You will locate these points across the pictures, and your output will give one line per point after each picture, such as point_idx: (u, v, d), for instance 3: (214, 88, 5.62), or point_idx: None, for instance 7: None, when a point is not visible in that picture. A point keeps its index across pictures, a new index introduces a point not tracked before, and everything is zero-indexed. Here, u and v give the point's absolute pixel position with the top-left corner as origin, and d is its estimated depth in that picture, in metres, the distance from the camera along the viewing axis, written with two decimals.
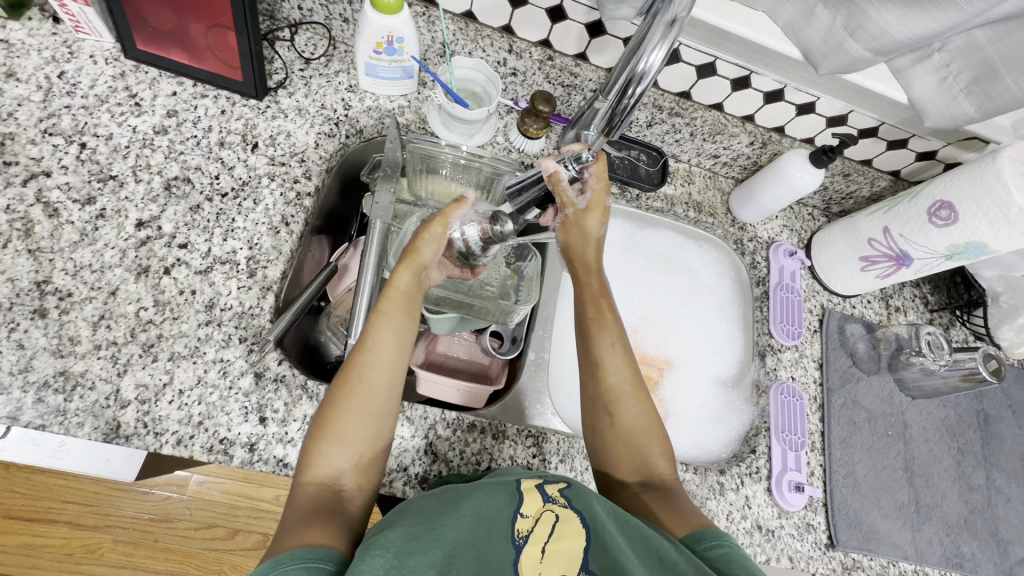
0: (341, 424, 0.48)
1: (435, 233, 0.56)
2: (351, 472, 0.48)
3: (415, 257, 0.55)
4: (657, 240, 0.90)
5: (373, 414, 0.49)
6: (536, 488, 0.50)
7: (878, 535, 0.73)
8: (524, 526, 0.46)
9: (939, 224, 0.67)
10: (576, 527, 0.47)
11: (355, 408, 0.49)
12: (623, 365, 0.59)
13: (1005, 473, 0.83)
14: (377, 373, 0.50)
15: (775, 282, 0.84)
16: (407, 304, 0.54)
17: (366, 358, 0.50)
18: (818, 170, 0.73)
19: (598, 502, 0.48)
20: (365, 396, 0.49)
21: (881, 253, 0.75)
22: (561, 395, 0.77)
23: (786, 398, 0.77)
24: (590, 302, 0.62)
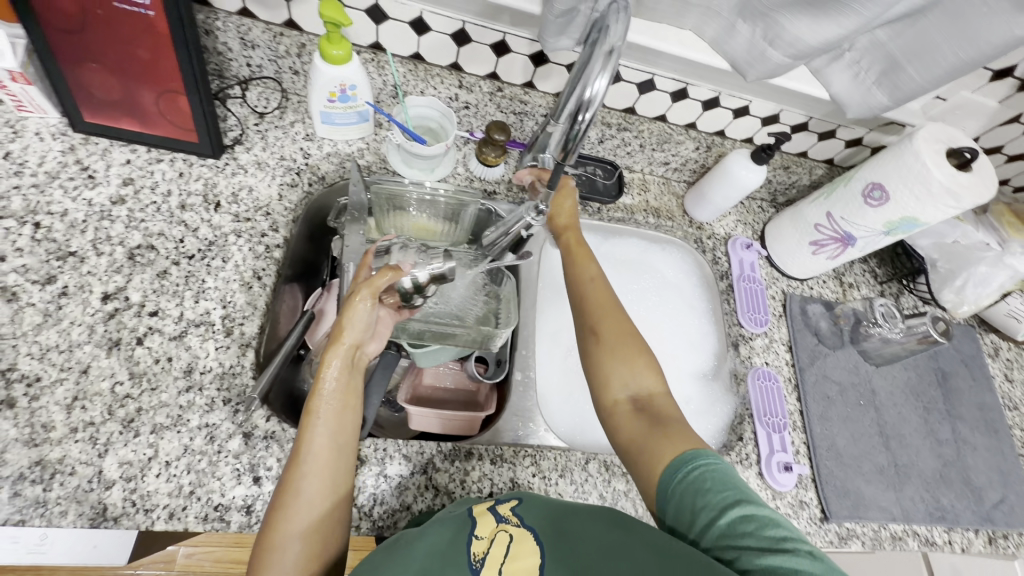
0: (280, 546, 0.47)
1: (359, 311, 0.54)
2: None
3: (342, 340, 0.54)
4: (623, 248, 0.93)
5: (317, 525, 0.49)
6: (489, 510, 0.53)
7: (865, 501, 0.77)
8: (479, 549, 0.48)
9: (874, 204, 0.73)
10: (530, 545, 0.49)
11: (300, 516, 0.48)
12: (601, 293, 0.65)
13: (968, 424, 0.89)
14: (320, 475, 0.50)
15: (737, 275, 0.88)
16: (345, 394, 0.54)
17: (303, 468, 0.49)
18: (760, 167, 0.79)
19: (549, 521, 0.51)
20: (306, 501, 0.49)
21: (828, 236, 0.81)
22: (549, 411, 0.78)
23: (764, 382, 0.80)
24: (574, 247, 0.70)
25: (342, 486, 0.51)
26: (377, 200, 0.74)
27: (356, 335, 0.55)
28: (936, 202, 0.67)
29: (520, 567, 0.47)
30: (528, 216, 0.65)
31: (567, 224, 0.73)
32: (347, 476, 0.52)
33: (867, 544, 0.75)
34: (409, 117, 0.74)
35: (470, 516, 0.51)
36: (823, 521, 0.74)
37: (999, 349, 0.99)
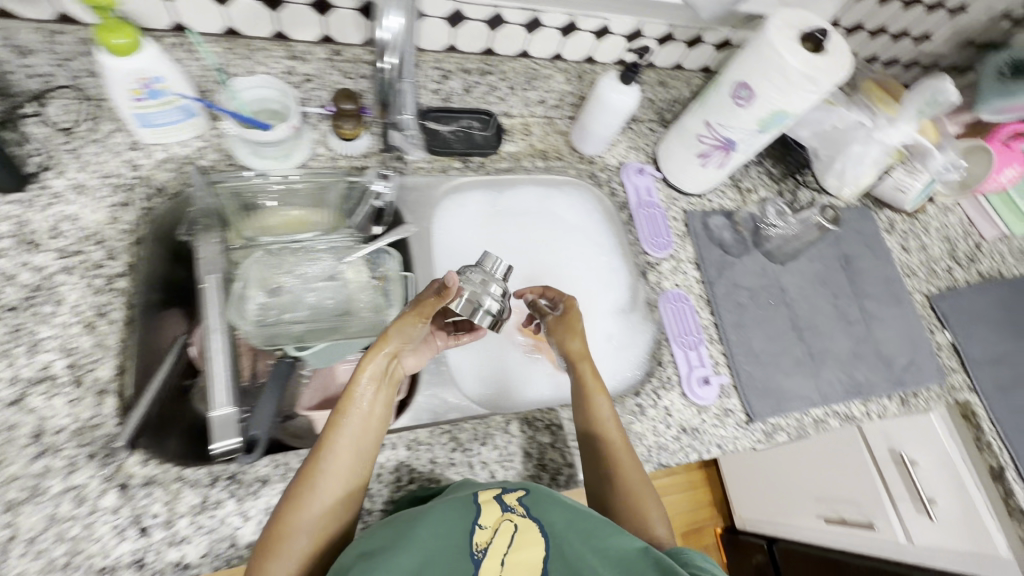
0: (286, 542, 0.49)
1: (406, 327, 0.59)
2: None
3: (384, 345, 0.58)
4: (519, 200, 0.89)
5: (321, 525, 0.51)
6: (494, 499, 0.54)
7: (786, 393, 0.80)
8: (483, 539, 0.50)
9: (742, 104, 0.71)
10: (535, 537, 0.51)
11: (309, 513, 0.51)
12: (618, 435, 0.63)
13: (875, 299, 0.93)
14: (337, 476, 0.53)
15: (635, 204, 0.87)
16: (372, 402, 0.56)
17: (322, 465, 0.52)
18: (631, 88, 0.76)
19: (554, 512, 0.53)
20: (319, 503, 0.51)
21: (710, 146, 0.80)
22: (471, 383, 0.76)
23: (674, 304, 0.81)
24: (590, 381, 0.66)
25: (354, 493, 0.54)
26: (229, 212, 0.68)
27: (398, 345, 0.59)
28: (798, 91, 0.66)
29: (523, 557, 0.49)
30: (375, 183, 0.70)
31: (581, 352, 0.69)
32: (360, 483, 0.54)
33: (793, 433, 0.78)
34: (244, 104, 0.66)
35: (474, 503, 0.52)
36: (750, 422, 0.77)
37: (894, 223, 1.04)
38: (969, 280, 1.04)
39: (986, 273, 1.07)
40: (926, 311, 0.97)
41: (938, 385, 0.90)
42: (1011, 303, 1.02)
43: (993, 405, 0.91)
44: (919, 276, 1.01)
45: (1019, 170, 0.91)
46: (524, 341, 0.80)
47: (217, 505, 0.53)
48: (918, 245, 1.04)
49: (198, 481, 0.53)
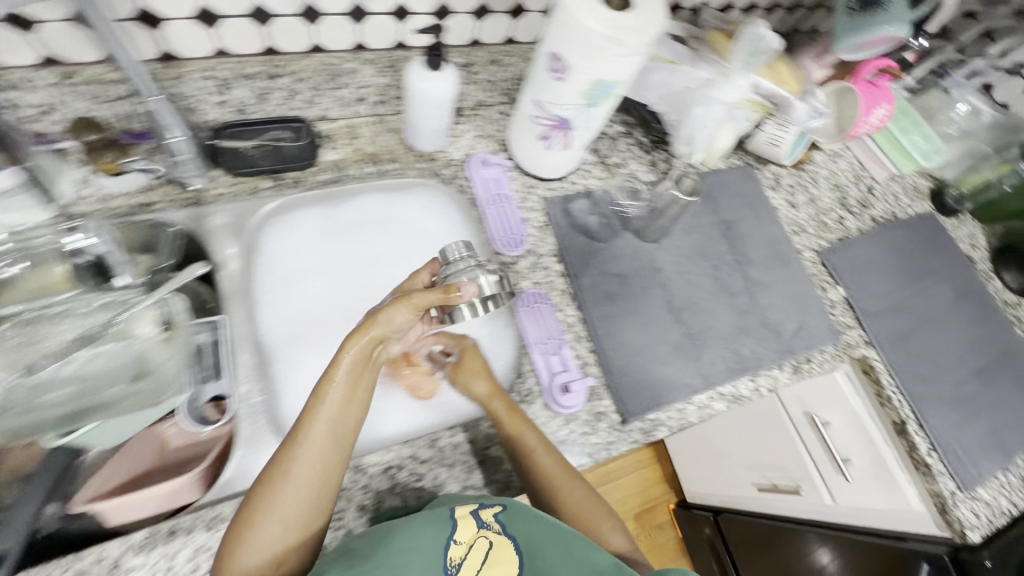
0: (255, 531, 0.49)
1: (392, 317, 0.55)
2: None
3: (371, 328, 0.54)
4: (362, 209, 0.79)
5: (292, 515, 0.50)
6: (472, 513, 0.56)
7: (663, 385, 0.74)
8: (457, 554, 0.54)
9: (560, 77, 0.63)
10: (506, 552, 0.56)
11: (272, 516, 0.49)
12: (553, 464, 0.62)
13: (761, 264, 0.87)
14: (312, 462, 0.51)
15: (484, 198, 0.79)
16: (346, 401, 0.53)
17: (297, 450, 0.51)
18: (444, 73, 0.67)
19: (527, 524, 0.57)
20: (293, 488, 0.50)
21: (547, 126, 0.71)
22: None
23: (532, 305, 0.74)
24: (507, 419, 0.64)
25: (319, 500, 0.51)
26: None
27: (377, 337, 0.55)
28: (607, 55, 0.58)
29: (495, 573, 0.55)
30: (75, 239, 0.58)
31: (489, 391, 0.67)
32: (329, 489, 0.52)
33: (675, 427, 0.73)
34: None
35: (452, 519, 0.55)
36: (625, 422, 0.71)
37: (779, 179, 0.98)
38: (862, 229, 1.00)
39: (880, 218, 1.03)
40: (818, 269, 0.92)
41: (832, 345, 0.86)
42: (906, 246, 0.99)
43: (890, 356, 0.88)
44: (809, 232, 0.96)
45: (891, 108, 0.85)
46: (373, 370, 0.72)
47: None
48: (806, 199, 0.99)
49: None
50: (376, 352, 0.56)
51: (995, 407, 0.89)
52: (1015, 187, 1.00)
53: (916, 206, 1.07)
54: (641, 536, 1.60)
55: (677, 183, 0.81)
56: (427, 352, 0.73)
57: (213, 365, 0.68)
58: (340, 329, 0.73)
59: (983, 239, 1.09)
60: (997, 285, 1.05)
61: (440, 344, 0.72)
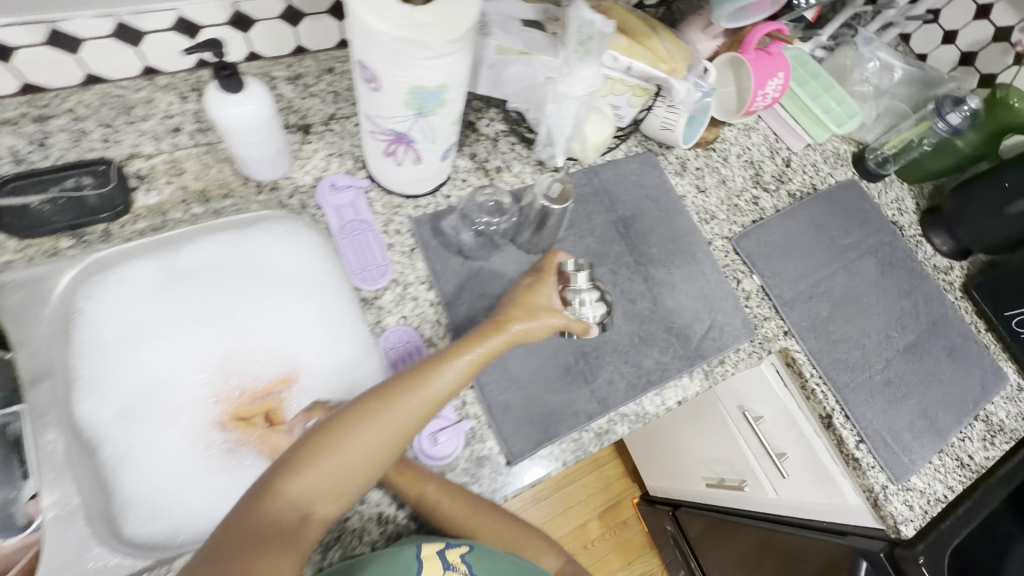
0: (343, 448, 0.48)
1: (536, 315, 0.61)
2: (284, 534, 0.45)
3: (506, 324, 0.60)
4: (205, 254, 0.68)
5: (372, 457, 0.49)
6: (438, 554, 0.55)
7: (554, 416, 0.66)
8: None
9: (375, 88, 0.54)
10: None
11: (341, 456, 0.48)
12: (457, 506, 0.58)
13: (663, 262, 0.80)
14: (410, 414, 0.52)
15: (337, 228, 0.70)
16: (466, 372, 0.55)
17: (412, 394, 0.52)
18: (249, 94, 0.58)
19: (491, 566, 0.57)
20: (382, 426, 0.50)
21: (387, 142, 0.62)
22: (159, 514, 0.60)
23: (396, 346, 0.66)
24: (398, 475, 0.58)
25: (381, 464, 0.50)
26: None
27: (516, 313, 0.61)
28: (410, 60, 0.48)
29: None
30: None
31: None
32: (392, 456, 0.51)
33: (570, 460, 0.66)
34: None
35: (418, 559, 0.54)
36: (507, 468, 0.64)
37: (685, 163, 0.90)
38: (778, 207, 0.93)
39: (798, 192, 0.96)
40: (729, 258, 0.85)
41: (749, 341, 0.80)
42: (825, 222, 0.93)
43: (811, 346, 0.83)
44: (719, 218, 0.88)
45: (786, 78, 0.78)
46: (228, 436, 0.66)
47: None
48: (716, 181, 0.92)
49: None
50: (502, 334, 0.59)
51: (923, 385, 0.84)
52: (936, 144, 0.94)
53: (837, 173, 1.00)
54: (607, 535, 1.56)
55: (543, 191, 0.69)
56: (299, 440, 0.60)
57: (25, 462, 0.59)
58: (188, 395, 0.66)
59: (910, 202, 1.02)
60: (927, 251, 0.98)
61: (314, 418, 0.60)
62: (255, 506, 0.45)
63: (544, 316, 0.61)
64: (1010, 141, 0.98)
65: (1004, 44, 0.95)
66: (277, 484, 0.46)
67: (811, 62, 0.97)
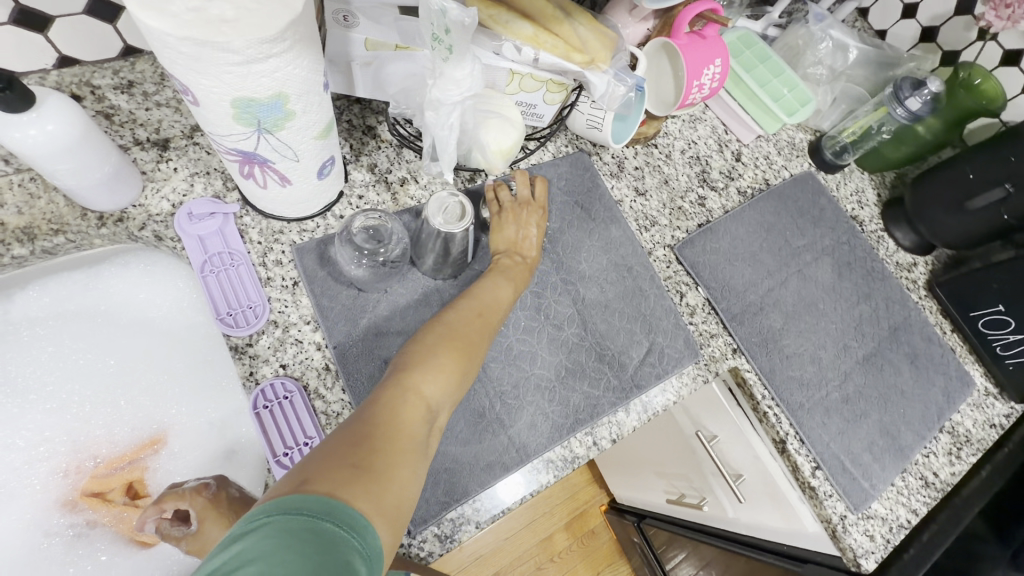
0: (463, 341, 0.53)
1: (532, 225, 0.67)
2: (416, 430, 0.44)
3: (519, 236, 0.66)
4: (39, 300, 0.58)
5: (475, 365, 0.53)
6: None
7: (463, 473, 0.57)
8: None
9: (191, 101, 0.43)
10: None
11: (447, 366, 0.50)
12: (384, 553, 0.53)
13: (594, 280, 0.72)
14: (494, 326, 0.57)
15: (199, 265, 0.58)
16: (514, 288, 0.62)
17: (493, 309, 0.58)
18: (43, 113, 0.46)
19: None
20: (482, 335, 0.55)
21: (237, 163, 0.51)
22: None
23: (270, 405, 0.55)
24: None
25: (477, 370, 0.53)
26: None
27: (519, 232, 0.66)
28: (215, 66, 0.38)
29: None
30: None
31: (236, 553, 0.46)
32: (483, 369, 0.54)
33: (484, 523, 0.57)
34: None
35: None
36: (408, 541, 0.55)
37: (622, 163, 0.81)
38: (726, 207, 0.85)
39: (749, 190, 0.87)
40: (672, 269, 0.77)
41: (694, 363, 0.72)
42: (777, 223, 0.85)
43: (763, 364, 0.75)
44: (661, 223, 0.79)
45: (725, 65, 0.68)
46: (82, 509, 0.58)
47: None
48: (658, 181, 0.82)
49: None
50: (516, 258, 0.64)
51: (883, 399, 0.77)
52: (894, 132, 0.86)
53: (791, 166, 0.91)
54: (574, 545, 1.50)
55: (436, 211, 0.59)
56: (159, 534, 0.49)
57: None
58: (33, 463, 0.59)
59: (871, 193, 0.94)
60: (889, 246, 0.91)
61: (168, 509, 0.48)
62: (409, 377, 0.47)
63: (536, 229, 0.66)
64: (975, 124, 0.90)
65: (967, 17, 0.87)
66: (414, 372, 0.48)
67: (759, 44, 0.89)
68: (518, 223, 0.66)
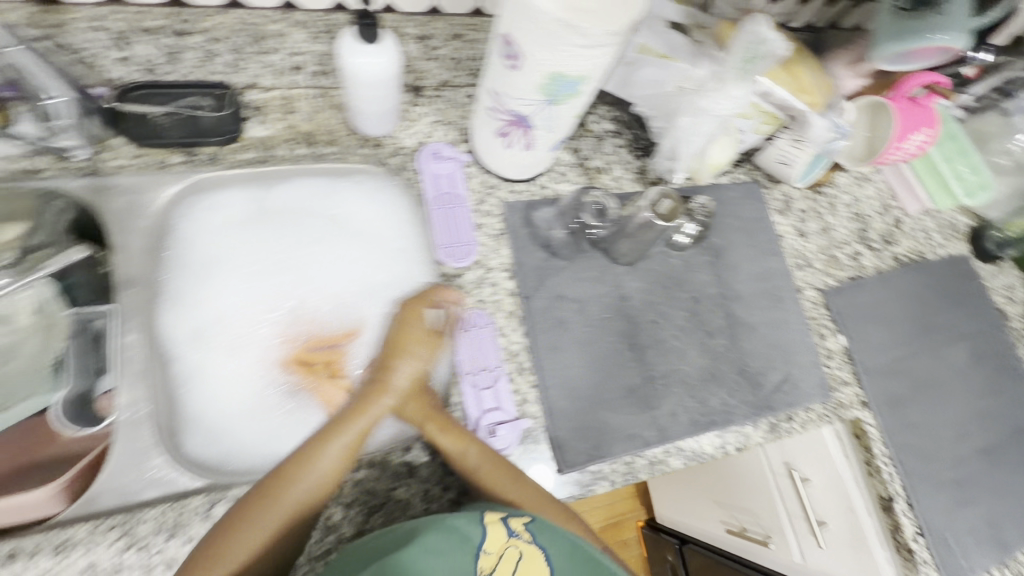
0: (259, 508, 0.50)
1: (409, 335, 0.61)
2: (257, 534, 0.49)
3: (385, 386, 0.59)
4: (295, 195, 0.69)
5: (280, 504, 0.50)
6: (502, 521, 0.49)
7: (609, 435, 0.64)
8: (486, 564, 0.46)
9: (513, 66, 0.52)
10: (540, 566, 0.46)
11: (257, 514, 0.49)
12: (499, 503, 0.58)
13: (748, 301, 0.76)
14: (306, 469, 0.52)
15: (431, 196, 0.68)
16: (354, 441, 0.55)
17: (296, 458, 0.52)
18: (382, 46, 0.56)
19: (562, 539, 0.48)
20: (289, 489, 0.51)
21: (504, 121, 0.60)
22: (224, 440, 0.61)
23: (468, 330, 0.64)
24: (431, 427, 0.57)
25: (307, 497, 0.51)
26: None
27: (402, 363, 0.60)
28: (565, 44, 0.46)
29: None
30: None
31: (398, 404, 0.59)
32: (309, 491, 0.51)
33: (617, 483, 0.64)
34: None
35: (480, 522, 0.48)
36: (555, 479, 0.63)
37: (790, 202, 0.85)
38: (879, 268, 0.87)
39: (903, 257, 0.89)
40: (818, 312, 0.81)
41: (822, 403, 0.75)
42: (925, 296, 0.87)
43: (886, 423, 0.77)
44: (815, 266, 0.83)
45: (932, 134, 0.72)
46: (289, 377, 0.66)
47: None
48: (819, 228, 0.86)
49: None
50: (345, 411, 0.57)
51: (998, 491, 0.78)
52: None
53: (949, 246, 0.92)
54: None
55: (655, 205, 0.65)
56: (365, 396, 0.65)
57: (101, 357, 0.61)
58: (256, 331, 0.66)
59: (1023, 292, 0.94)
60: None
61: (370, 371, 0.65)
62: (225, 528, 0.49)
63: (406, 363, 0.60)
64: None
65: None
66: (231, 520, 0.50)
67: (951, 121, 0.90)
68: (396, 355, 0.60)
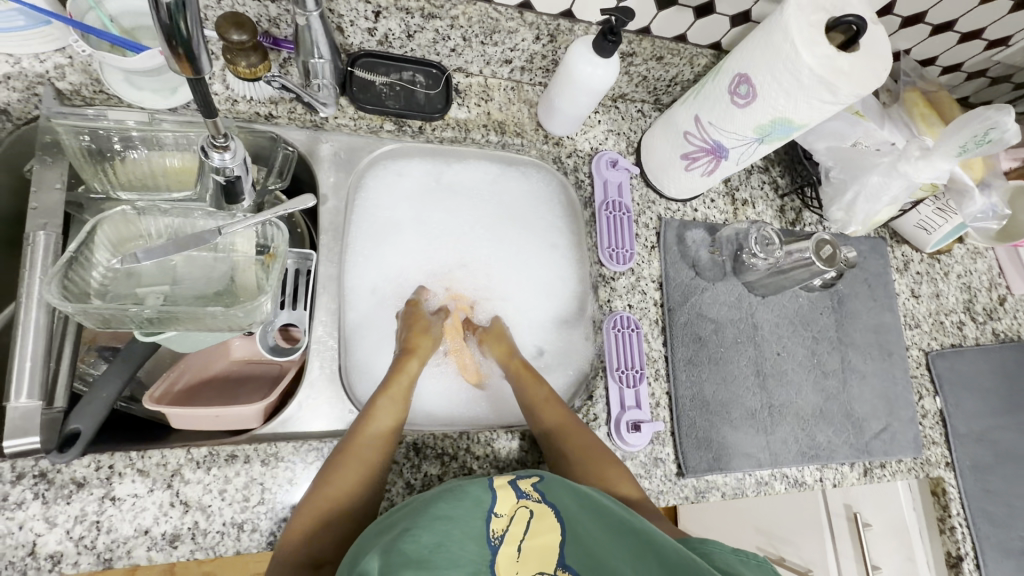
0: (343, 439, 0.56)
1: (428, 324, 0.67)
2: (349, 479, 0.53)
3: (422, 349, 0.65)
4: (468, 175, 0.75)
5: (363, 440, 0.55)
6: (509, 485, 0.54)
7: (727, 450, 0.69)
8: (499, 525, 0.49)
9: (741, 103, 0.56)
10: (550, 522, 0.51)
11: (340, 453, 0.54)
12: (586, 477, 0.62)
13: (862, 350, 0.81)
14: (378, 415, 0.57)
15: (599, 201, 0.73)
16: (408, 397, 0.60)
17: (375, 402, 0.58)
18: (609, 61, 0.60)
19: (566, 495, 0.53)
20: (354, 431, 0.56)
21: (698, 147, 0.64)
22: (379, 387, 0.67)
23: (621, 330, 0.69)
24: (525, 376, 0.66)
25: (380, 439, 0.56)
26: (71, 149, 0.57)
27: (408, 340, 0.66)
28: (811, 96, 0.50)
29: (541, 542, 0.50)
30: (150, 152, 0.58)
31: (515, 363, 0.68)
32: (383, 435, 0.56)
33: (727, 494, 0.69)
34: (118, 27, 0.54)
35: (491, 489, 0.52)
36: (674, 479, 0.68)
37: (909, 263, 0.89)
38: (979, 340, 0.91)
39: (1003, 334, 0.93)
40: (919, 371, 0.85)
41: (913, 457, 0.80)
42: None
43: (967, 486, 0.82)
44: (923, 328, 0.87)
45: None
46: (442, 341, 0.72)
47: (19, 506, 0.48)
48: (931, 292, 0.90)
49: (46, 472, 0.49)
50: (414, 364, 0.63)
51: None
52: None
53: None
54: None
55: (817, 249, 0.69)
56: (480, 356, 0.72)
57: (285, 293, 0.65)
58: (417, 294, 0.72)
59: None
60: None
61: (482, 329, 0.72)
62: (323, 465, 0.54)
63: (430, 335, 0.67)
64: None
65: None
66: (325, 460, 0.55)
67: None
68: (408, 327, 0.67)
